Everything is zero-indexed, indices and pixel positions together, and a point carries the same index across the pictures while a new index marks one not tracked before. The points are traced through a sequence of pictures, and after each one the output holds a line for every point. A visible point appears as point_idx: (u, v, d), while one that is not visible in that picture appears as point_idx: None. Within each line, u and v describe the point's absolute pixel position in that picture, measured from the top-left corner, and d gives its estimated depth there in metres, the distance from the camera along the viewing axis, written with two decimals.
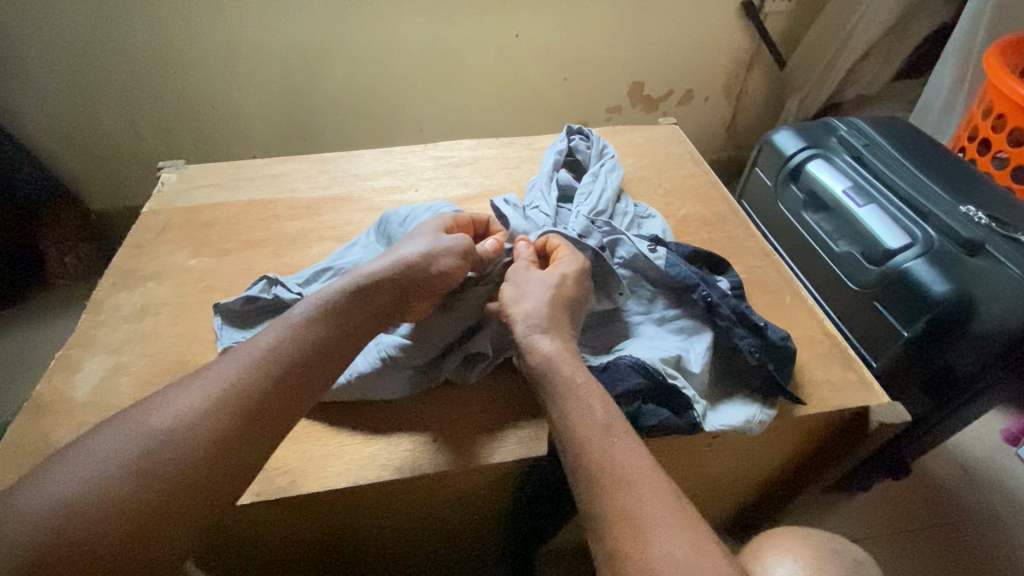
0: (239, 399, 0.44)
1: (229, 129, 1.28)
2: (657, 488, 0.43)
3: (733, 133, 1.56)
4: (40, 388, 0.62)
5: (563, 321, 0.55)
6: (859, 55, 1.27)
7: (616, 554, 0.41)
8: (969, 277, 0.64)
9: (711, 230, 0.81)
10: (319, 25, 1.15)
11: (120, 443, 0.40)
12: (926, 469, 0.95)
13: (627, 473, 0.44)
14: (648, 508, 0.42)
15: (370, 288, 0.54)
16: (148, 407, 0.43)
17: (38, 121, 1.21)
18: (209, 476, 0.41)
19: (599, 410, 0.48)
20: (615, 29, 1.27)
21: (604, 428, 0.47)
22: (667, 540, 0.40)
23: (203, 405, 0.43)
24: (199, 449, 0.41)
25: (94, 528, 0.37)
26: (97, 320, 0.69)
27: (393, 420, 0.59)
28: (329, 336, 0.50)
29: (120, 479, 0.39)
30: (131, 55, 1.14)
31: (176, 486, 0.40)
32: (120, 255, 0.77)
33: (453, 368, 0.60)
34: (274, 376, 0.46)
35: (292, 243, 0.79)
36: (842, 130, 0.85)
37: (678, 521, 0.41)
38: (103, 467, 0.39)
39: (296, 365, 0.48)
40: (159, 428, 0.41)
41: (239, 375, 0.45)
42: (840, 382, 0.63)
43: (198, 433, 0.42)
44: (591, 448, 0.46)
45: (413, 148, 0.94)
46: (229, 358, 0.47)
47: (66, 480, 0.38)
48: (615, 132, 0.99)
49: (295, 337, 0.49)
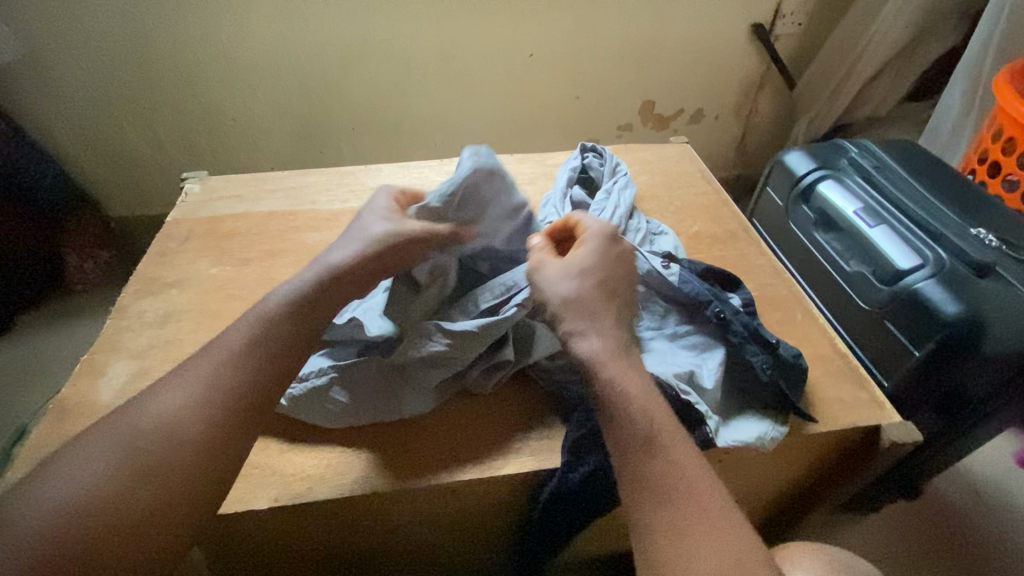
0: (228, 396, 0.46)
1: (248, 140, 1.31)
2: (693, 508, 0.44)
3: (743, 152, 1.57)
4: (65, 391, 0.64)
5: (605, 306, 0.53)
6: (868, 78, 1.29)
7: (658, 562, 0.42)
8: (980, 297, 0.65)
9: (721, 248, 0.82)
10: (340, 40, 1.18)
11: (110, 445, 0.42)
12: (937, 490, 0.94)
13: (675, 484, 0.45)
14: (688, 527, 0.43)
15: (348, 270, 0.55)
16: (132, 412, 0.44)
17: (67, 130, 1.25)
18: (201, 471, 0.43)
19: (640, 418, 0.47)
20: (626, 50, 1.30)
21: (647, 442, 0.46)
22: (696, 558, 0.42)
23: (182, 404, 0.44)
24: (180, 449, 0.43)
25: (95, 528, 0.38)
26: (121, 326, 0.71)
27: (404, 434, 0.59)
28: (302, 329, 0.51)
29: (114, 479, 0.40)
30: (158, 70, 1.18)
31: (167, 483, 0.41)
32: (145, 263, 0.79)
33: (476, 374, 0.61)
34: (255, 369, 0.47)
35: (311, 254, 0.81)
36: (853, 152, 0.86)
37: (717, 529, 0.43)
38: (98, 468, 0.40)
39: (271, 361, 0.48)
40: (151, 425, 0.43)
41: (222, 369, 0.47)
42: (852, 401, 0.63)
43: (185, 429, 0.43)
44: (633, 461, 0.46)
45: (429, 163, 0.97)
46: (210, 353, 0.48)
47: (63, 485, 0.39)
48: (627, 150, 1.00)
49: (268, 331, 0.50)
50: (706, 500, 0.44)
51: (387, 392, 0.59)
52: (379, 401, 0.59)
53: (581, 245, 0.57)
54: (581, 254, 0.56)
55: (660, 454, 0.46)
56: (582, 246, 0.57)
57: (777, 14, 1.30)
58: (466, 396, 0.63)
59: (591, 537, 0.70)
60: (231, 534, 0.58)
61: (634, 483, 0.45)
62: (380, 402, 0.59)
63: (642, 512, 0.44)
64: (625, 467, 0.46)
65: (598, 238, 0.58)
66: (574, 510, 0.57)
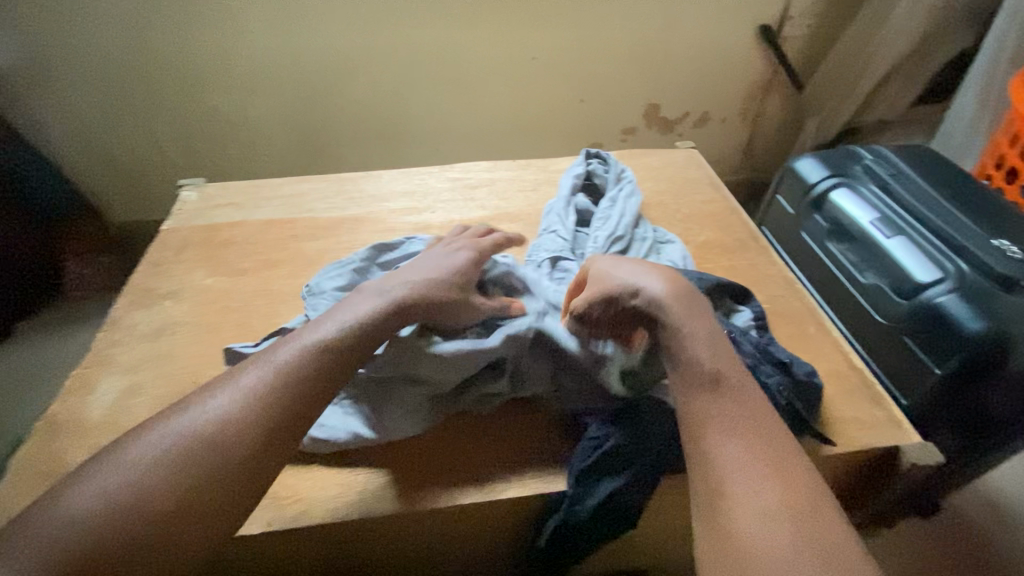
0: (268, 411, 0.44)
1: (248, 146, 1.30)
2: (758, 448, 0.43)
3: (750, 156, 1.54)
4: (55, 407, 0.62)
5: (657, 270, 0.56)
6: (879, 81, 1.26)
7: (721, 491, 0.42)
8: (1004, 312, 0.62)
9: (731, 257, 0.79)
10: (341, 44, 1.17)
11: (145, 453, 0.40)
12: (953, 507, 0.91)
13: (738, 421, 0.45)
14: (753, 457, 0.43)
15: (374, 321, 0.52)
16: (167, 421, 0.43)
17: (65, 136, 1.24)
18: (234, 483, 0.41)
19: (706, 357, 0.49)
20: (631, 54, 1.28)
21: (712, 381, 0.47)
22: (756, 488, 0.41)
23: (216, 416, 0.43)
24: (210, 461, 0.41)
25: (119, 541, 0.37)
26: (113, 338, 0.69)
27: (399, 458, 0.57)
28: (351, 346, 0.50)
29: (144, 489, 0.39)
30: (156, 74, 1.17)
31: (198, 498, 0.40)
32: (139, 273, 0.78)
33: (470, 400, 0.59)
34: (302, 385, 0.46)
35: (308, 264, 0.79)
36: (866, 159, 0.84)
37: (780, 465, 0.42)
38: (130, 476, 0.39)
39: (315, 375, 0.47)
40: (194, 431, 0.42)
41: (268, 384, 0.45)
42: (869, 421, 0.61)
43: (224, 440, 0.42)
44: (698, 401, 0.47)
45: (430, 170, 0.95)
46: (258, 366, 0.47)
47: (95, 491, 0.38)
48: (632, 156, 0.98)
49: (317, 349, 0.49)
50: (773, 440, 0.44)
51: (375, 410, 0.56)
52: (369, 417, 0.56)
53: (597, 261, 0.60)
54: (601, 261, 0.59)
55: (727, 393, 0.47)
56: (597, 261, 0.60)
57: (785, 15, 1.28)
58: (462, 417, 0.61)
59: (597, 560, 0.68)
60: (224, 561, 0.55)
61: (699, 420, 0.46)
62: (370, 418, 0.56)
63: (704, 444, 0.45)
64: (690, 406, 0.47)
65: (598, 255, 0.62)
66: (581, 538, 0.54)
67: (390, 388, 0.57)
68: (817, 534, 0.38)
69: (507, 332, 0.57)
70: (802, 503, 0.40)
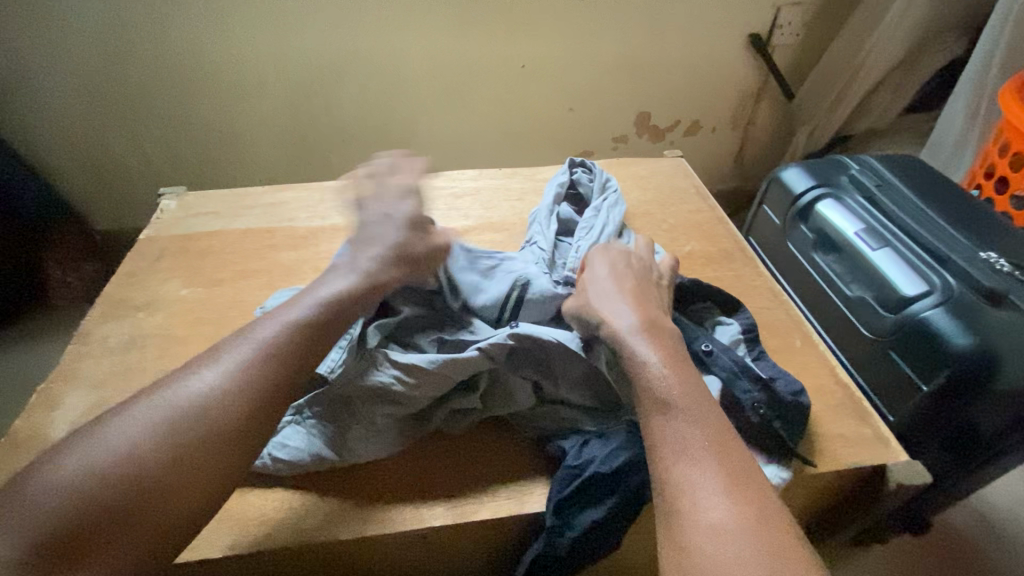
0: (252, 390, 0.45)
1: (234, 153, 1.28)
2: (715, 460, 0.42)
3: (741, 164, 1.54)
4: (16, 424, 0.60)
5: (634, 300, 0.56)
6: (869, 89, 1.26)
7: (675, 512, 0.40)
8: (992, 328, 0.61)
9: (716, 268, 0.78)
10: (328, 51, 1.16)
11: (103, 446, 0.40)
12: (946, 522, 0.90)
13: (691, 441, 0.43)
14: (709, 476, 0.41)
15: (343, 298, 0.53)
16: (128, 412, 0.43)
17: (48, 143, 1.22)
18: (217, 461, 0.43)
19: (658, 380, 0.47)
20: (620, 62, 1.28)
21: (664, 403, 0.46)
22: (712, 507, 0.39)
23: (178, 412, 0.43)
24: (168, 460, 0.41)
25: (88, 520, 0.38)
26: (82, 352, 0.67)
27: (367, 482, 0.55)
28: (328, 318, 0.51)
29: (124, 464, 0.40)
30: (139, 81, 1.16)
31: (182, 474, 0.41)
32: (113, 284, 0.76)
33: (440, 419, 0.57)
34: (283, 364, 0.47)
35: (286, 275, 0.77)
36: (853, 169, 0.83)
37: (737, 487, 0.40)
38: (117, 447, 0.40)
39: (300, 349, 0.48)
40: (180, 404, 0.43)
41: (254, 358, 0.46)
42: (856, 438, 0.59)
43: (209, 415, 0.43)
44: (653, 423, 0.45)
45: (414, 179, 0.93)
46: (244, 339, 0.48)
47: (80, 464, 0.39)
48: (619, 164, 0.97)
49: (296, 328, 0.49)
50: (734, 458, 0.42)
51: (339, 431, 0.54)
52: (332, 440, 0.54)
53: (587, 269, 0.61)
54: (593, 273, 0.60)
55: (681, 413, 0.45)
56: (591, 269, 0.61)
57: (775, 24, 1.28)
58: (434, 441, 0.59)
59: None
60: None
61: (653, 441, 0.45)
62: (334, 441, 0.54)
63: (659, 467, 0.43)
64: (648, 423, 0.46)
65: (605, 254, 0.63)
66: (554, 566, 0.52)
67: (354, 407, 0.55)
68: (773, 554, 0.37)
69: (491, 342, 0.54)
70: (765, 517, 0.39)
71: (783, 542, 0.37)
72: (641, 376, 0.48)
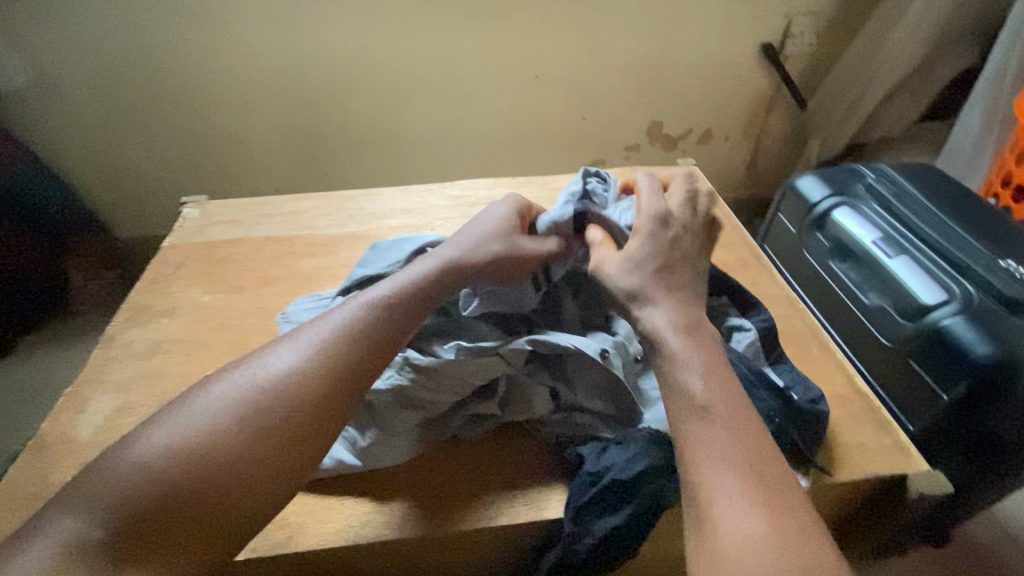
0: (326, 378, 0.46)
1: (252, 162, 1.31)
2: (744, 462, 0.42)
3: (754, 173, 1.54)
4: (45, 426, 0.62)
5: (673, 293, 0.54)
6: (883, 97, 1.26)
7: (708, 524, 0.40)
8: (1012, 337, 0.61)
9: (732, 276, 0.78)
10: (346, 62, 1.18)
11: (184, 430, 0.41)
12: (967, 534, 0.88)
13: (727, 452, 0.43)
14: (744, 491, 0.41)
15: (424, 286, 0.55)
16: (208, 398, 0.43)
17: (74, 152, 1.25)
18: (289, 446, 0.43)
19: (698, 388, 0.47)
20: (633, 72, 1.29)
21: (701, 407, 0.45)
22: (745, 523, 0.39)
23: (253, 401, 0.43)
24: (243, 449, 0.41)
25: (166, 506, 0.38)
26: (108, 356, 0.69)
27: (387, 486, 0.56)
28: (409, 303, 0.53)
29: (201, 450, 0.40)
30: (164, 92, 1.19)
31: (256, 456, 0.42)
32: (137, 290, 0.78)
33: (458, 424, 0.58)
34: (353, 356, 0.48)
35: (306, 281, 0.78)
36: (868, 178, 0.83)
37: (770, 504, 0.40)
38: (197, 423, 0.42)
39: (372, 339, 0.49)
40: (257, 384, 0.44)
41: (327, 346, 0.48)
42: (875, 447, 0.59)
43: (285, 398, 0.44)
44: (685, 431, 0.45)
45: (430, 188, 0.95)
46: (322, 325, 0.49)
47: (166, 436, 0.41)
48: (632, 172, 0.98)
49: (373, 318, 0.51)
50: (766, 472, 0.42)
51: (361, 436, 0.55)
52: (355, 445, 0.55)
53: (633, 239, 0.57)
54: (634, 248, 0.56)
55: (719, 421, 0.44)
56: (633, 241, 0.57)
57: (787, 33, 1.28)
58: (454, 447, 0.59)
59: None
60: None
61: (685, 450, 0.44)
62: (357, 446, 0.55)
63: (690, 476, 0.43)
64: (681, 422, 0.46)
65: (647, 225, 0.59)
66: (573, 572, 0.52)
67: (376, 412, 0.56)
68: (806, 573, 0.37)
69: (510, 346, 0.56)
70: (798, 532, 0.39)
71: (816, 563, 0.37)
72: (676, 382, 0.48)
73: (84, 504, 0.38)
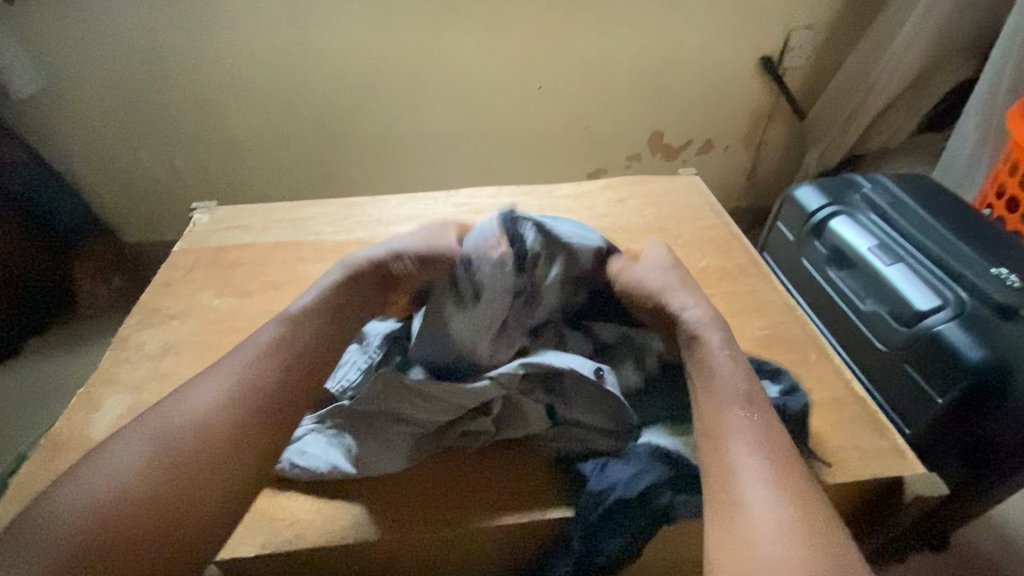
0: (243, 410, 0.49)
1: (259, 169, 1.33)
2: (772, 458, 0.47)
3: (753, 183, 1.56)
4: (58, 425, 0.63)
5: (692, 291, 0.65)
6: (880, 109, 1.28)
7: (741, 503, 0.44)
8: (1003, 342, 0.62)
9: (732, 283, 0.80)
10: (352, 71, 1.21)
11: (131, 454, 0.46)
12: (966, 540, 0.89)
13: (762, 441, 0.48)
14: (772, 481, 0.45)
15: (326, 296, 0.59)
16: (155, 423, 0.48)
17: (84, 158, 1.28)
18: (212, 468, 0.46)
19: (739, 380, 0.53)
20: (634, 84, 1.31)
21: (744, 399, 0.51)
22: (773, 507, 0.43)
23: (195, 419, 0.48)
24: (190, 460, 0.46)
25: (118, 518, 0.42)
26: (120, 357, 0.70)
27: (389, 494, 0.57)
28: (317, 309, 0.57)
29: (148, 467, 0.45)
30: (174, 99, 1.21)
31: (167, 494, 0.44)
32: (149, 293, 0.79)
33: (456, 436, 0.59)
34: (284, 365, 0.53)
35: (314, 286, 0.80)
36: (864, 188, 0.85)
37: (796, 495, 0.44)
38: (123, 459, 0.45)
39: (291, 365, 0.53)
40: (181, 416, 0.48)
41: (258, 362, 0.52)
42: (872, 450, 0.60)
43: (217, 414, 0.49)
44: (723, 419, 0.50)
45: (435, 196, 0.96)
46: (253, 344, 0.54)
47: (83, 484, 0.44)
48: (633, 182, 1.00)
49: (300, 332, 0.55)
50: (790, 466, 0.46)
51: (358, 446, 0.56)
52: (351, 453, 0.56)
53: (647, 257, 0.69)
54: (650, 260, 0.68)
55: (758, 412, 0.50)
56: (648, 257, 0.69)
57: (786, 47, 1.31)
58: (452, 457, 0.60)
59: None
60: None
61: (721, 436, 0.49)
62: (354, 456, 0.56)
63: (725, 457, 0.48)
64: (719, 417, 0.50)
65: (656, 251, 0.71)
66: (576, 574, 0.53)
67: (374, 422, 0.58)
68: (825, 553, 0.41)
69: (498, 373, 0.56)
70: (818, 520, 0.43)
71: (835, 547, 0.41)
72: (712, 371, 0.54)
73: (37, 528, 0.42)
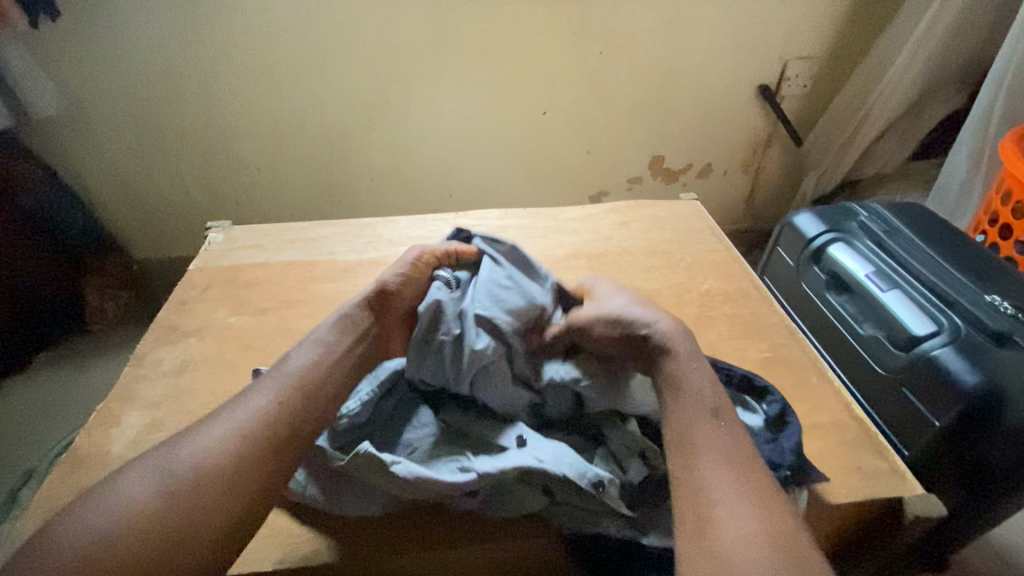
0: (251, 438, 0.49)
1: (270, 188, 1.36)
2: (737, 471, 0.46)
3: (752, 206, 1.59)
4: (78, 440, 0.65)
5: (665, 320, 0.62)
6: (875, 137, 1.32)
7: (708, 518, 0.44)
8: (997, 367, 0.64)
9: (733, 306, 0.82)
10: (363, 95, 1.25)
11: (158, 468, 0.46)
12: (964, 561, 0.90)
13: (724, 455, 0.48)
14: (734, 496, 0.44)
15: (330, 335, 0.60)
16: (182, 439, 0.49)
17: (97, 176, 1.30)
18: (242, 475, 0.47)
19: (710, 393, 0.53)
20: (636, 110, 1.36)
21: (713, 410, 0.51)
22: (741, 521, 0.43)
23: (225, 433, 0.49)
24: (221, 470, 0.46)
25: (147, 527, 0.42)
26: (138, 373, 0.72)
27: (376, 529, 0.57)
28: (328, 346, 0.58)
29: (179, 477, 0.45)
30: (188, 120, 1.24)
31: (193, 504, 0.44)
32: (166, 311, 0.81)
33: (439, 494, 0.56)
34: (310, 380, 0.55)
35: (327, 304, 0.82)
36: (861, 216, 0.88)
37: (758, 509, 0.44)
38: (153, 472, 0.46)
39: (303, 399, 0.53)
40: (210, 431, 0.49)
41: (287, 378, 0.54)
42: (872, 472, 0.62)
43: (249, 426, 0.50)
44: (693, 433, 0.50)
45: (444, 217, 0.99)
46: (279, 366, 0.56)
47: (111, 497, 0.44)
48: (637, 206, 1.03)
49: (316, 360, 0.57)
50: (757, 480, 0.46)
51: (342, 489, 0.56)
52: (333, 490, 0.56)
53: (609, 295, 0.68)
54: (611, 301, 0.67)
55: (727, 420, 0.50)
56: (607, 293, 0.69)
57: (783, 76, 1.35)
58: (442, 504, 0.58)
59: None
60: None
61: (686, 452, 0.49)
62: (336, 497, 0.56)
63: (693, 475, 0.47)
64: (689, 431, 0.50)
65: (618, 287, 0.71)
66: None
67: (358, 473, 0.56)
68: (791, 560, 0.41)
69: (477, 471, 0.53)
70: (786, 533, 0.43)
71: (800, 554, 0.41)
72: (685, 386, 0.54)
73: (64, 542, 0.41)
